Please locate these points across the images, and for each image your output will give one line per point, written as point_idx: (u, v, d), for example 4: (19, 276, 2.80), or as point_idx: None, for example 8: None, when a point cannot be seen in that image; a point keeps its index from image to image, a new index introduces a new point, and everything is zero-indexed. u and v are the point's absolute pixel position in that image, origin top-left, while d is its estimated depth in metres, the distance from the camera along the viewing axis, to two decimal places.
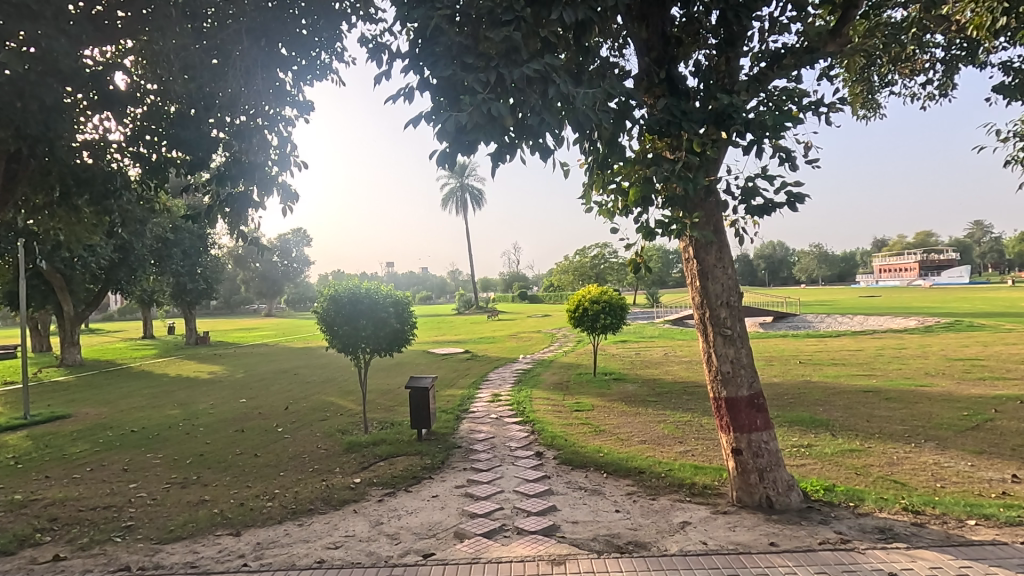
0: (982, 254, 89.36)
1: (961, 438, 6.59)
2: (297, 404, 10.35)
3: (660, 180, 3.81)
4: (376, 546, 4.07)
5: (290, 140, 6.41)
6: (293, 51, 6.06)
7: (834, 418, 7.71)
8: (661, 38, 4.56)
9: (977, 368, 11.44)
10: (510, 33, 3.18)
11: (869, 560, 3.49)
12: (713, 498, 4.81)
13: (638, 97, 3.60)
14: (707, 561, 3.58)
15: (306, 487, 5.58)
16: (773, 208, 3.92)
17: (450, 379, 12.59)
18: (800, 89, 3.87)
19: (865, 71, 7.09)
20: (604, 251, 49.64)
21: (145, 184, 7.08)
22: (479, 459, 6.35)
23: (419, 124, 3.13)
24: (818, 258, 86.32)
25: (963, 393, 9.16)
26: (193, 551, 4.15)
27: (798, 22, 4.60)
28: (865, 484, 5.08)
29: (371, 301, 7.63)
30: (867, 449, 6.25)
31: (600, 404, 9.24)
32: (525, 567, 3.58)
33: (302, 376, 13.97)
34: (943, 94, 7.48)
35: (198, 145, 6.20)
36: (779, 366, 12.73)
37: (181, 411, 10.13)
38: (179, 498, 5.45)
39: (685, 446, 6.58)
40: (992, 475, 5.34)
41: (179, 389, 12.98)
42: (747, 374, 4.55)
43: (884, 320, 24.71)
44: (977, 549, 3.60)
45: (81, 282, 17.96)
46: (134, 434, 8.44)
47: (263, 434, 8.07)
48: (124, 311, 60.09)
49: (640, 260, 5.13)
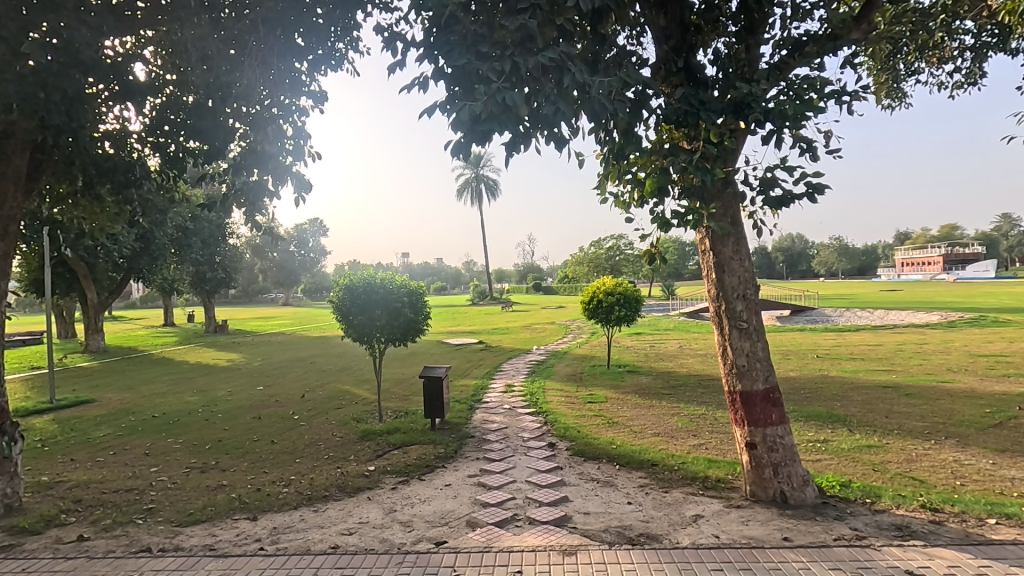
0: (1009, 249, 86.97)
1: (983, 436, 6.47)
2: (313, 392, 10.49)
3: (677, 170, 3.74)
4: (389, 533, 4.12)
5: (304, 130, 6.45)
6: (309, 41, 6.00)
7: (853, 414, 7.58)
8: (679, 26, 4.47)
9: (1001, 365, 11.18)
10: (525, 21, 3.12)
11: (885, 557, 3.45)
12: (727, 492, 4.79)
13: (655, 86, 3.57)
14: (720, 555, 3.55)
15: (321, 474, 5.66)
16: (791, 200, 3.86)
17: (463, 370, 12.63)
18: (822, 77, 3.75)
19: (891, 59, 6.88)
20: (620, 243, 49.77)
21: (165, 174, 7.16)
22: (492, 449, 6.38)
23: (435, 113, 3.11)
24: (839, 252, 84.45)
25: (985, 389, 8.97)
26: (211, 534, 4.23)
27: (821, 8, 4.49)
28: (882, 480, 5.02)
29: (385, 292, 7.67)
30: (885, 445, 6.15)
31: (614, 397, 9.22)
32: (536, 557, 3.60)
33: (318, 365, 14.15)
34: (971, 83, 7.27)
35: (215, 135, 6.30)
36: (795, 360, 12.55)
37: (201, 398, 10.31)
38: (198, 482, 5.57)
39: (699, 440, 6.55)
40: (1014, 473, 5.23)
41: (198, 376, 13.18)
42: (763, 368, 4.49)
43: (904, 314, 24.29)
44: (997, 549, 3.53)
45: (103, 270, 18.28)
46: (155, 419, 8.62)
47: (279, 421, 8.20)
48: (146, 298, 61.64)
49: (656, 251, 5.02)
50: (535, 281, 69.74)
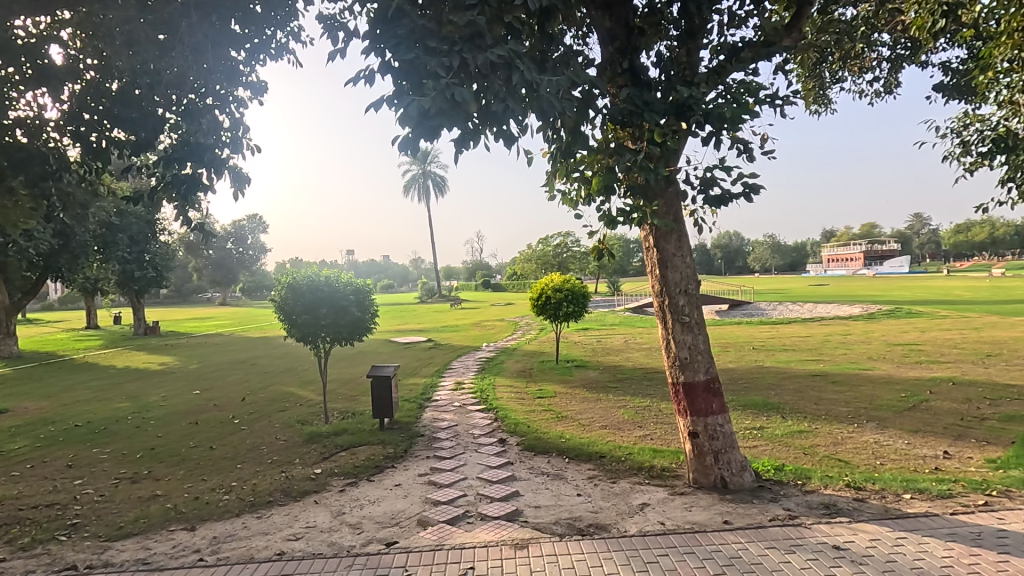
0: (921, 246, 94.28)
1: (899, 418, 7.01)
2: (254, 395, 10.09)
3: (622, 169, 3.85)
4: (338, 536, 4.03)
5: (242, 122, 6.19)
6: (246, 28, 5.71)
7: (785, 402, 8.04)
8: (624, 28, 4.57)
9: (914, 353, 12.14)
10: (474, 18, 3.14)
11: (814, 534, 3.69)
12: (671, 480, 4.97)
13: (601, 86, 3.65)
14: (665, 541, 3.69)
15: (265, 479, 5.46)
16: (729, 199, 4.04)
17: (412, 368, 12.47)
18: (757, 82, 3.94)
19: (818, 67, 7.31)
20: (567, 240, 50.36)
21: (86, 165, 6.60)
22: (442, 447, 6.35)
23: (381, 108, 3.06)
24: (772, 249, 89.00)
25: (902, 376, 9.71)
26: (144, 547, 4.01)
27: (755, 16, 4.71)
28: (812, 463, 5.35)
29: (331, 290, 7.46)
30: (814, 430, 6.55)
31: (563, 391, 9.37)
32: (488, 552, 3.62)
33: (259, 366, 13.65)
34: (888, 92, 7.83)
35: (143, 124, 5.93)
36: (734, 353, 13.13)
37: (131, 405, 9.73)
38: (130, 493, 5.25)
39: (644, 431, 6.76)
40: (926, 452, 5.70)
41: (128, 381, 12.42)
42: (704, 360, 4.68)
43: (831, 307, 25.89)
44: (911, 521, 3.85)
45: (16, 270, 16.87)
46: (78, 429, 8.06)
47: (218, 426, 7.83)
48: (65, 300, 57.28)
49: (604, 248, 5.12)
50: (484, 279, 69.20)
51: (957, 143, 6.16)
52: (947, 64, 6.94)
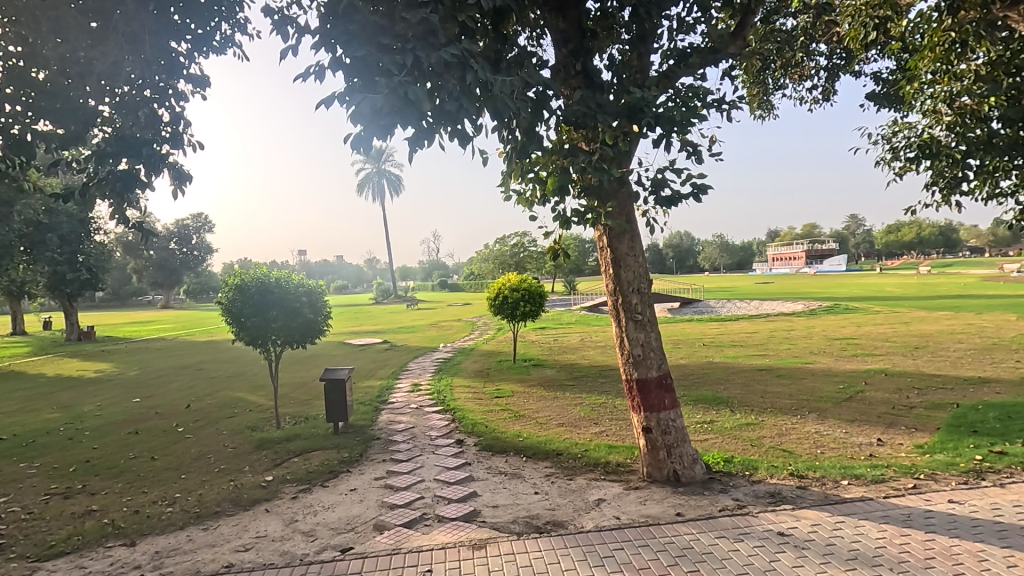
0: (857, 245, 99.74)
1: (838, 408, 7.40)
2: (200, 401, 9.66)
3: (576, 170, 3.91)
4: (290, 545, 3.91)
5: (183, 117, 5.91)
6: (187, 19, 5.46)
7: (734, 396, 8.34)
8: (577, 31, 4.62)
9: (851, 346, 12.84)
10: (427, 15, 3.09)
11: (761, 522, 3.84)
12: (626, 475, 5.08)
13: (554, 88, 3.68)
14: (620, 535, 3.76)
15: (211, 488, 5.25)
16: (679, 200, 4.15)
17: (368, 371, 12.24)
18: (704, 87, 4.06)
19: (762, 74, 7.62)
20: (524, 240, 50.61)
21: (8, 159, 6.15)
22: (399, 449, 6.26)
23: (332, 105, 2.99)
24: (721, 248, 92.22)
25: (840, 368, 10.24)
26: (78, 567, 3.77)
27: (702, 23, 4.86)
28: (758, 454, 5.58)
29: (281, 291, 7.23)
30: (761, 422, 6.82)
31: (520, 390, 9.42)
32: (446, 554, 3.60)
33: (205, 372, 13.06)
34: (825, 99, 8.24)
35: (73, 117, 5.57)
36: (686, 349, 13.53)
37: (63, 415, 9.13)
38: (62, 509, 4.93)
39: (600, 427, 6.88)
40: (862, 440, 6.04)
41: (60, 390, 11.65)
42: (656, 356, 4.80)
43: (775, 304, 27.06)
44: (848, 506, 4.07)
45: None
46: (4, 442, 7.52)
47: (160, 435, 7.46)
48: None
49: (559, 248, 5.17)
50: (441, 279, 68.69)
51: (888, 148, 6.55)
52: (879, 74, 7.37)
